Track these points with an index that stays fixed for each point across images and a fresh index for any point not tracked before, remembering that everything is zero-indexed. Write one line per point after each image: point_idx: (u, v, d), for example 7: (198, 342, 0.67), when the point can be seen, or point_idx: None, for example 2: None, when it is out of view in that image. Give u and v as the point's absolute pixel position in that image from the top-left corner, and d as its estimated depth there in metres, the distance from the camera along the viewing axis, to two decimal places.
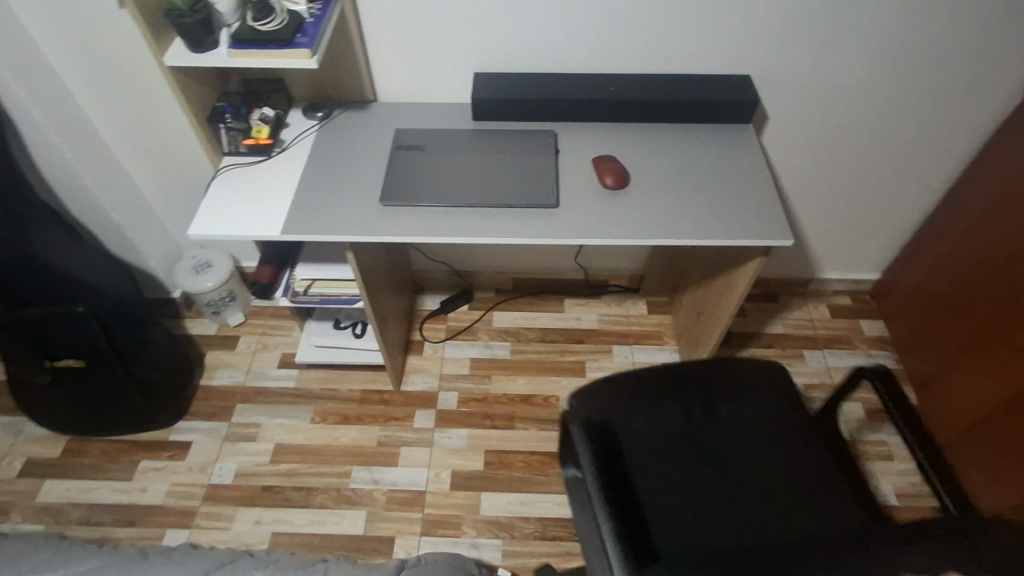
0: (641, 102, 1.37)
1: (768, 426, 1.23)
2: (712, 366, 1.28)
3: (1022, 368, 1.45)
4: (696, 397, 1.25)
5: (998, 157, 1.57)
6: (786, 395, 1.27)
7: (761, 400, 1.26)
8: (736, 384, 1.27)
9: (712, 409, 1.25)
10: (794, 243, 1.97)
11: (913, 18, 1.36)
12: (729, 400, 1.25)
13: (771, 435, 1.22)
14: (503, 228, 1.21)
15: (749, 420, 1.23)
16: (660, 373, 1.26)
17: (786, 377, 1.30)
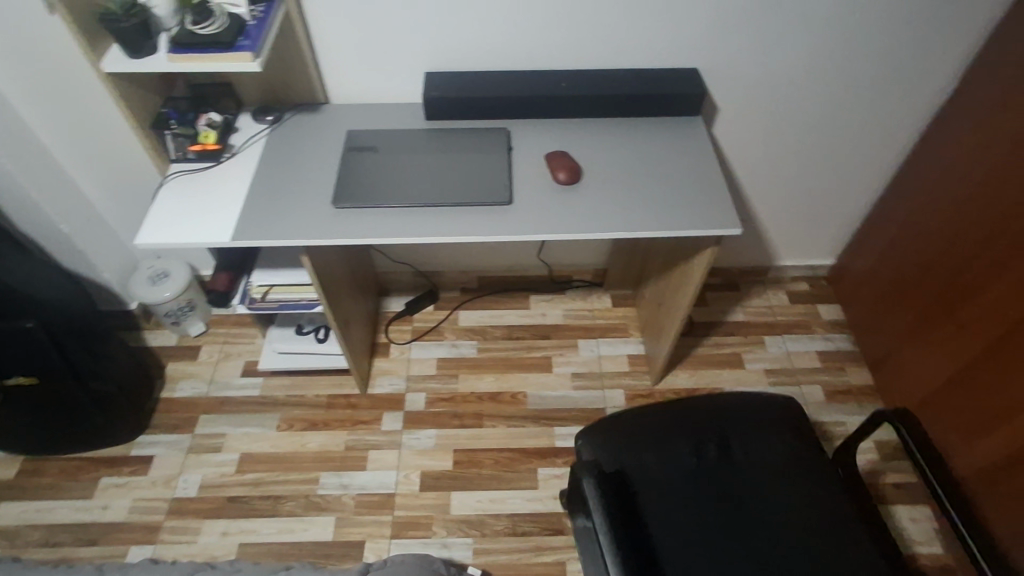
0: (592, 97, 1.39)
1: (782, 466, 1.24)
2: (721, 409, 1.30)
3: (966, 346, 1.51)
4: (709, 433, 1.27)
5: (936, 143, 1.62)
6: (799, 430, 1.29)
7: (773, 440, 1.27)
8: (746, 425, 1.28)
9: (726, 445, 1.26)
10: (751, 232, 2.01)
11: (852, 9, 1.40)
12: (740, 441, 1.26)
13: (784, 470, 1.23)
14: (458, 228, 1.22)
15: (763, 455, 1.25)
16: (671, 418, 1.28)
17: (796, 416, 1.32)
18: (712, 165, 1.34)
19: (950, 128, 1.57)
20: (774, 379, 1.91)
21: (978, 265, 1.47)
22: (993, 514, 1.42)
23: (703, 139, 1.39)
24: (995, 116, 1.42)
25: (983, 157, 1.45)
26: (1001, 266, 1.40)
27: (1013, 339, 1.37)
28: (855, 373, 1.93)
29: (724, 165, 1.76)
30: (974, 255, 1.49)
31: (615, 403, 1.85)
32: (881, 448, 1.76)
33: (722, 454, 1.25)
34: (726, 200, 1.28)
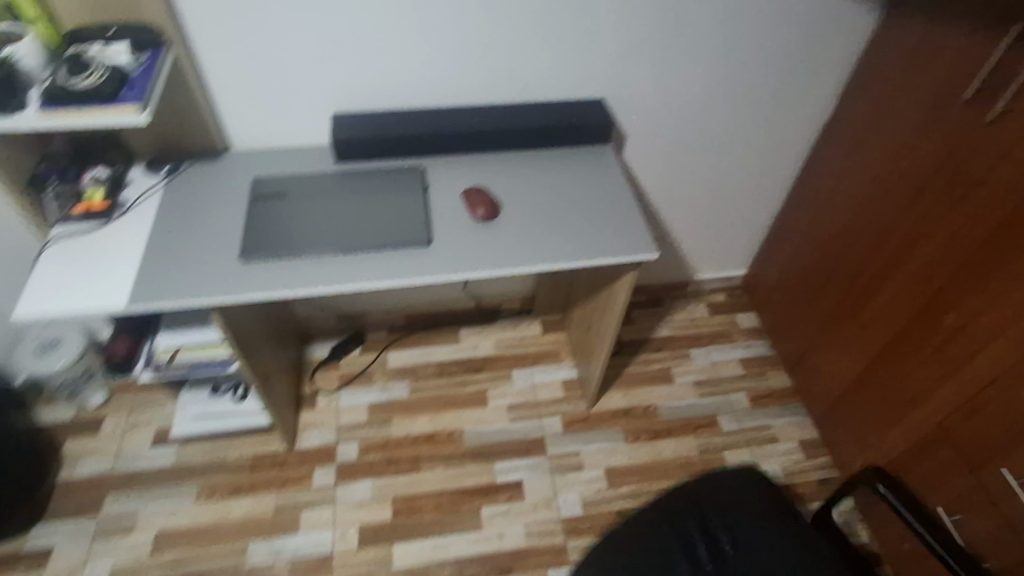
0: (504, 131, 1.39)
1: (773, 546, 1.24)
2: (694, 499, 1.32)
3: (871, 342, 1.61)
4: (691, 522, 1.27)
5: (824, 156, 1.75)
6: (779, 513, 1.30)
7: (753, 518, 1.28)
8: (726, 511, 1.29)
9: (712, 535, 1.26)
10: (668, 250, 2.08)
11: (739, 38, 1.49)
12: (725, 529, 1.26)
13: (774, 562, 1.22)
14: (377, 273, 1.18)
15: (752, 547, 1.24)
16: (654, 521, 1.27)
17: (765, 486, 1.35)
18: (625, 192, 1.38)
19: (835, 141, 1.69)
20: (702, 390, 1.97)
21: (874, 267, 1.58)
22: None
23: (615, 167, 1.43)
24: (873, 130, 1.54)
25: (867, 168, 1.57)
26: (893, 266, 1.51)
27: (910, 333, 1.47)
28: (775, 376, 2.02)
29: (637, 188, 1.82)
30: (869, 257, 1.59)
31: (553, 431, 1.84)
32: (805, 447, 1.84)
33: (714, 553, 1.23)
34: (640, 225, 1.31)
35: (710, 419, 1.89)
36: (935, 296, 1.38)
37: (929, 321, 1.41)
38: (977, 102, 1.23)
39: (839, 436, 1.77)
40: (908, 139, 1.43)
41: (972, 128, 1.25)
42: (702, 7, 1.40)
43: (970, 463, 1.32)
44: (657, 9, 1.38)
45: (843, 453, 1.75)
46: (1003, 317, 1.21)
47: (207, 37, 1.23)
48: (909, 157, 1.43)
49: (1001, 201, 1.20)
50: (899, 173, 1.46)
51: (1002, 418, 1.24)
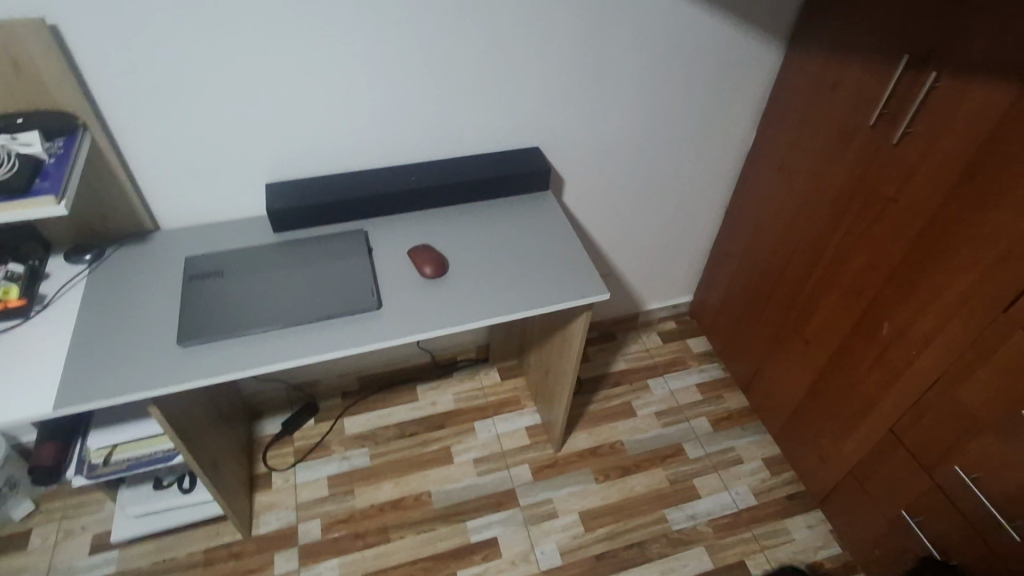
0: (444, 187, 1.39)
1: None
2: None
3: (817, 355, 1.67)
4: None
5: (750, 182, 1.84)
6: None
7: None
8: None
9: None
10: (615, 284, 2.11)
11: (660, 81, 1.56)
12: None
13: None
14: (328, 344, 1.14)
15: None
16: None
17: None
18: (569, 235, 1.39)
19: (758, 168, 1.78)
20: (664, 420, 1.98)
21: (810, 283, 1.65)
22: (873, 505, 1.54)
23: (557, 212, 1.45)
24: (791, 155, 1.63)
25: (791, 190, 1.66)
26: (828, 281, 1.58)
27: (851, 343, 1.53)
28: (732, 398, 2.06)
29: (578, 228, 1.85)
30: (805, 274, 1.67)
31: (522, 480, 1.80)
32: (769, 465, 1.88)
33: None
34: (588, 266, 1.33)
35: (676, 448, 1.90)
36: (869, 306, 1.45)
37: (867, 330, 1.47)
38: (880, 124, 1.32)
39: (799, 450, 1.80)
40: (824, 162, 1.52)
41: (880, 147, 1.34)
42: (622, 55, 1.47)
43: (925, 463, 1.37)
44: (582, 59, 1.44)
45: (806, 465, 1.78)
46: (934, 322, 1.28)
47: (130, 117, 1.19)
48: (828, 178, 1.51)
49: (915, 213, 1.28)
50: (820, 194, 1.55)
51: (946, 416, 1.29)
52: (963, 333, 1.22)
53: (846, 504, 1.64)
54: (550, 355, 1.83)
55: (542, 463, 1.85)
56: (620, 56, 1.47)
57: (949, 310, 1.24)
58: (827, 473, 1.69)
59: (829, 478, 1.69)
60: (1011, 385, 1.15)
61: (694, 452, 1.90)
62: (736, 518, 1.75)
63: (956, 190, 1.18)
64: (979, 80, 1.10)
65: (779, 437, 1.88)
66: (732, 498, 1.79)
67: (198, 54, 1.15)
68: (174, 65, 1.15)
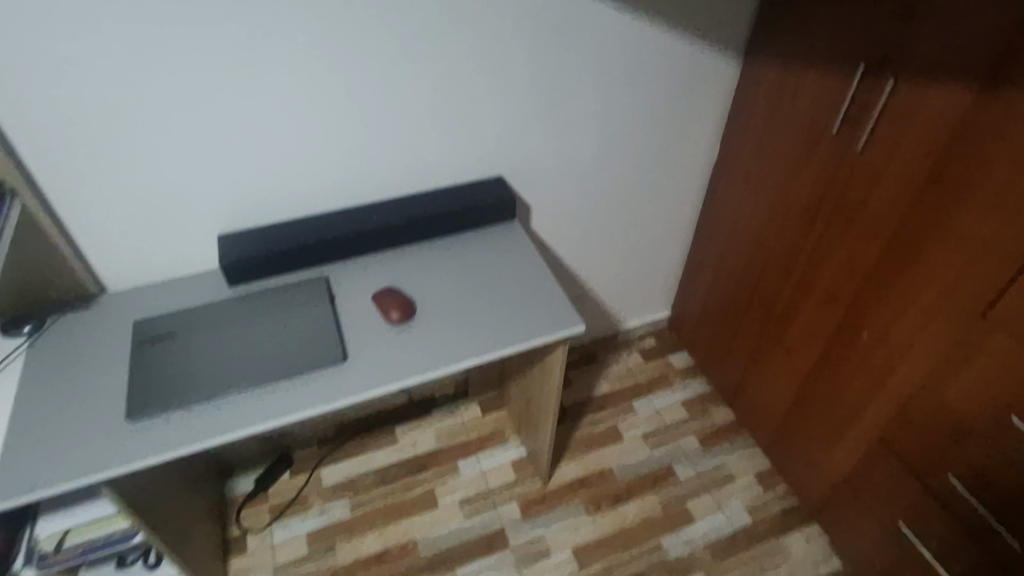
0: (406, 224, 1.34)
1: None
2: None
3: (800, 364, 1.64)
4: None
5: (718, 194, 1.82)
6: None
7: None
8: None
9: None
10: (591, 305, 2.08)
11: (619, 101, 1.54)
12: None
13: None
14: (291, 404, 1.07)
15: None
16: None
17: None
18: (539, 264, 1.35)
19: (725, 180, 1.77)
20: (652, 441, 1.93)
21: (787, 292, 1.63)
22: (868, 515, 1.51)
23: (525, 241, 1.41)
24: (757, 166, 1.62)
25: (760, 200, 1.64)
26: (804, 290, 1.56)
27: (833, 352, 1.50)
28: (719, 411, 2.03)
29: (549, 252, 1.81)
30: (780, 284, 1.64)
31: (511, 519, 1.74)
32: (762, 479, 1.84)
33: None
34: (560, 296, 1.28)
35: (666, 470, 1.85)
36: (846, 313, 1.43)
37: (848, 337, 1.45)
38: (844, 131, 1.31)
39: (789, 461, 1.77)
40: (791, 170, 1.50)
41: (845, 154, 1.32)
42: (579, 77, 1.44)
43: (918, 470, 1.34)
44: (538, 83, 1.40)
45: (797, 477, 1.74)
46: (914, 325, 1.26)
47: (63, 175, 1.11)
48: (795, 186, 1.50)
49: (886, 218, 1.26)
50: (789, 203, 1.53)
51: (934, 421, 1.27)
52: (943, 336, 1.20)
53: (841, 516, 1.60)
54: (530, 385, 1.77)
55: (532, 496, 1.79)
56: (577, 78, 1.44)
57: (928, 313, 1.22)
58: (819, 484, 1.66)
59: (822, 489, 1.66)
60: (996, 387, 1.13)
61: (685, 472, 1.85)
62: (732, 539, 1.71)
63: (924, 193, 1.17)
64: (936, 84, 1.10)
65: (768, 449, 1.84)
66: (727, 518, 1.75)
67: (134, 105, 1.09)
68: (108, 118, 1.09)
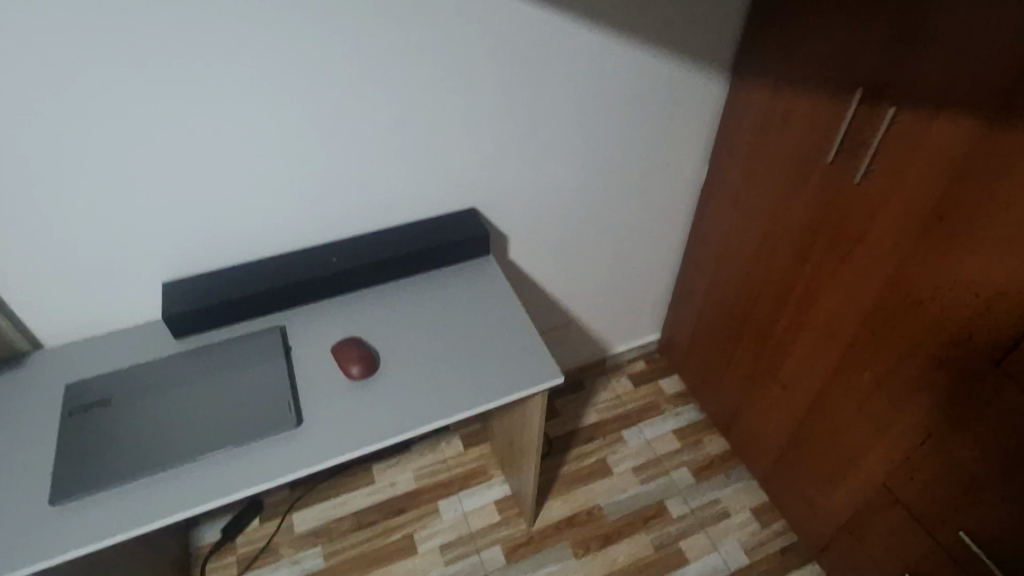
0: (371, 266, 1.24)
1: None
2: None
3: (795, 399, 1.55)
4: None
5: (707, 217, 1.73)
6: None
7: None
8: None
9: None
10: (577, 332, 1.98)
11: (599, 125, 1.44)
12: None
13: None
14: (240, 480, 0.97)
15: None
16: None
17: None
18: (516, 309, 1.26)
19: (714, 203, 1.67)
20: (643, 476, 1.84)
21: (781, 324, 1.54)
22: (870, 562, 1.43)
23: (501, 282, 1.31)
24: (748, 191, 1.53)
25: (751, 227, 1.55)
26: (799, 323, 1.47)
27: (832, 390, 1.41)
28: (712, 441, 1.94)
29: (530, 281, 1.71)
30: (774, 315, 1.55)
31: (495, 565, 1.64)
32: (758, 515, 1.75)
33: None
34: (539, 345, 1.19)
35: (658, 508, 1.76)
36: (846, 352, 1.34)
37: (847, 376, 1.36)
38: (839, 160, 1.22)
39: (786, 498, 1.68)
40: (783, 198, 1.41)
41: (841, 184, 1.23)
42: (555, 102, 1.34)
43: (924, 519, 1.25)
44: (512, 110, 1.30)
45: (795, 515, 1.66)
46: (918, 371, 1.17)
47: None
48: (788, 215, 1.40)
49: (885, 255, 1.17)
50: (782, 231, 1.44)
51: (940, 470, 1.18)
52: (950, 385, 1.12)
53: (842, 559, 1.52)
54: (512, 424, 1.67)
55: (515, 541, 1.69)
56: (552, 104, 1.34)
57: (933, 360, 1.13)
58: (818, 524, 1.58)
59: (821, 530, 1.58)
60: (1008, 439, 1.04)
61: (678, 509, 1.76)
62: None
63: (927, 233, 1.08)
64: (939, 117, 1.00)
65: (764, 483, 1.76)
66: (723, 559, 1.67)
67: (59, 150, 0.99)
68: (29, 166, 0.98)
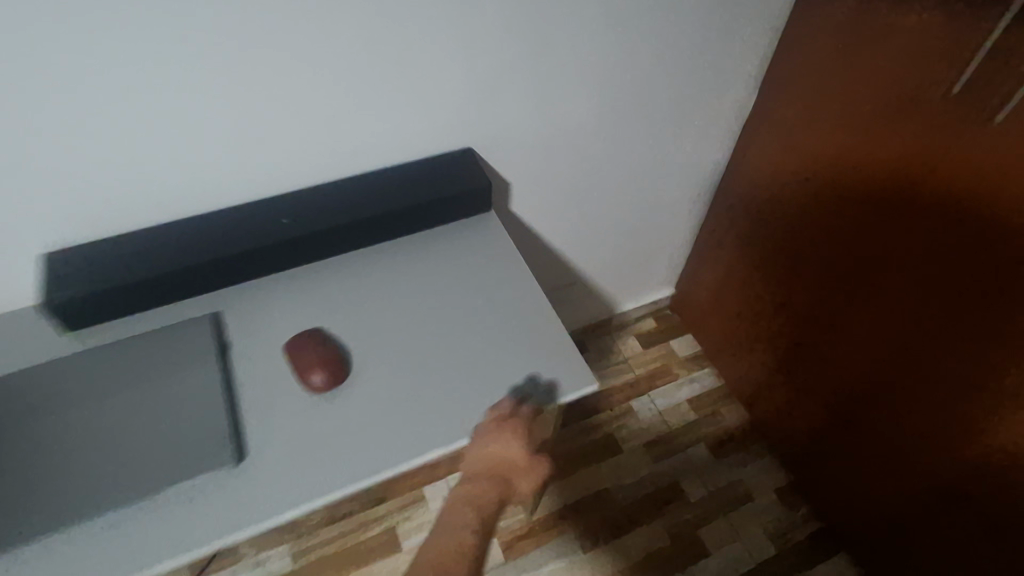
0: (334, 228, 0.93)
1: None
2: None
3: (845, 381, 1.33)
4: None
5: (746, 159, 1.42)
6: None
7: None
8: None
9: None
10: (583, 291, 1.70)
11: (635, 41, 1.09)
12: None
13: None
14: (162, 547, 0.70)
15: None
16: None
17: None
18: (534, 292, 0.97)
19: (760, 143, 1.36)
20: (656, 453, 1.64)
21: (835, 297, 1.28)
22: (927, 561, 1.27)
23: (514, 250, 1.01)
24: (808, 135, 1.23)
25: (810, 176, 1.25)
26: (859, 301, 1.22)
27: (899, 380, 1.18)
28: (731, 413, 1.73)
29: (534, 236, 1.41)
30: (825, 287, 1.30)
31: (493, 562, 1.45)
32: (782, 498, 1.59)
33: None
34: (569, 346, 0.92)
35: (673, 491, 1.57)
36: (924, 342, 1.10)
37: (925, 368, 1.12)
38: (967, 98, 0.92)
39: (822, 480, 1.51)
40: (859, 147, 1.12)
41: (964, 130, 0.94)
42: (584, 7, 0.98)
43: (1009, 534, 1.08)
44: (526, 20, 0.94)
45: (830, 499, 1.50)
46: None
47: None
48: (868, 167, 1.11)
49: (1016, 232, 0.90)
50: (850, 190, 1.16)
51: None
52: None
53: (889, 550, 1.38)
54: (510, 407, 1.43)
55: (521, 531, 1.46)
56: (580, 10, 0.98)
57: None
58: (862, 513, 1.41)
59: (864, 517, 1.41)
60: None
61: (695, 492, 1.58)
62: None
63: None
64: None
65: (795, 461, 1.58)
66: (745, 549, 1.51)
67: None
68: None
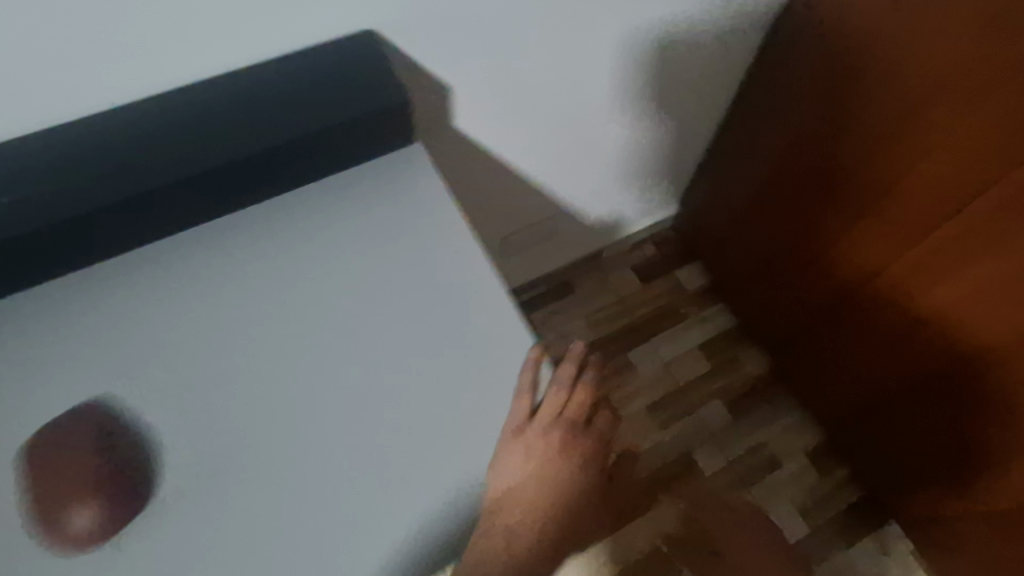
0: (137, 201, 0.64)
1: None
2: None
3: (933, 349, 0.95)
4: None
5: (804, 28, 0.92)
6: None
7: None
8: None
9: None
10: (567, 223, 1.28)
11: None
12: None
13: None
14: None
15: None
16: None
17: None
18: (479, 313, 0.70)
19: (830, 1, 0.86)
20: (663, 419, 1.34)
21: (938, 241, 0.86)
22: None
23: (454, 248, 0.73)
24: (887, 22, 0.79)
25: (918, 58, 0.77)
26: (948, 261, 0.86)
27: None
28: (752, 360, 1.41)
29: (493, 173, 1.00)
30: (893, 234, 0.92)
31: None
32: (814, 463, 1.32)
33: None
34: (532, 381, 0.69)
35: (686, 465, 1.30)
36: None
37: None
38: None
39: (875, 450, 1.20)
40: (999, 26, 0.67)
41: None
42: None
43: None
44: None
45: (886, 473, 1.20)
46: None
47: None
48: None
49: None
50: (970, 97, 0.73)
51: None
52: None
53: (964, 539, 1.10)
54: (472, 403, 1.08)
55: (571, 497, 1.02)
56: None
57: None
58: (932, 495, 1.11)
59: (934, 500, 1.12)
60: None
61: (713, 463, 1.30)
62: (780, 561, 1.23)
63: None
64: None
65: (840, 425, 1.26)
66: (773, 530, 1.26)
67: None
68: None
